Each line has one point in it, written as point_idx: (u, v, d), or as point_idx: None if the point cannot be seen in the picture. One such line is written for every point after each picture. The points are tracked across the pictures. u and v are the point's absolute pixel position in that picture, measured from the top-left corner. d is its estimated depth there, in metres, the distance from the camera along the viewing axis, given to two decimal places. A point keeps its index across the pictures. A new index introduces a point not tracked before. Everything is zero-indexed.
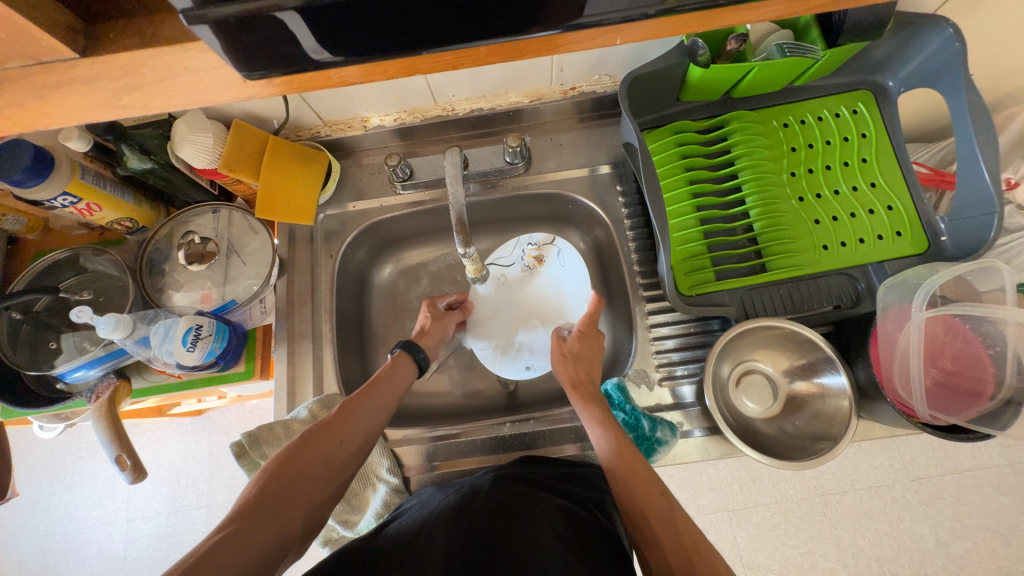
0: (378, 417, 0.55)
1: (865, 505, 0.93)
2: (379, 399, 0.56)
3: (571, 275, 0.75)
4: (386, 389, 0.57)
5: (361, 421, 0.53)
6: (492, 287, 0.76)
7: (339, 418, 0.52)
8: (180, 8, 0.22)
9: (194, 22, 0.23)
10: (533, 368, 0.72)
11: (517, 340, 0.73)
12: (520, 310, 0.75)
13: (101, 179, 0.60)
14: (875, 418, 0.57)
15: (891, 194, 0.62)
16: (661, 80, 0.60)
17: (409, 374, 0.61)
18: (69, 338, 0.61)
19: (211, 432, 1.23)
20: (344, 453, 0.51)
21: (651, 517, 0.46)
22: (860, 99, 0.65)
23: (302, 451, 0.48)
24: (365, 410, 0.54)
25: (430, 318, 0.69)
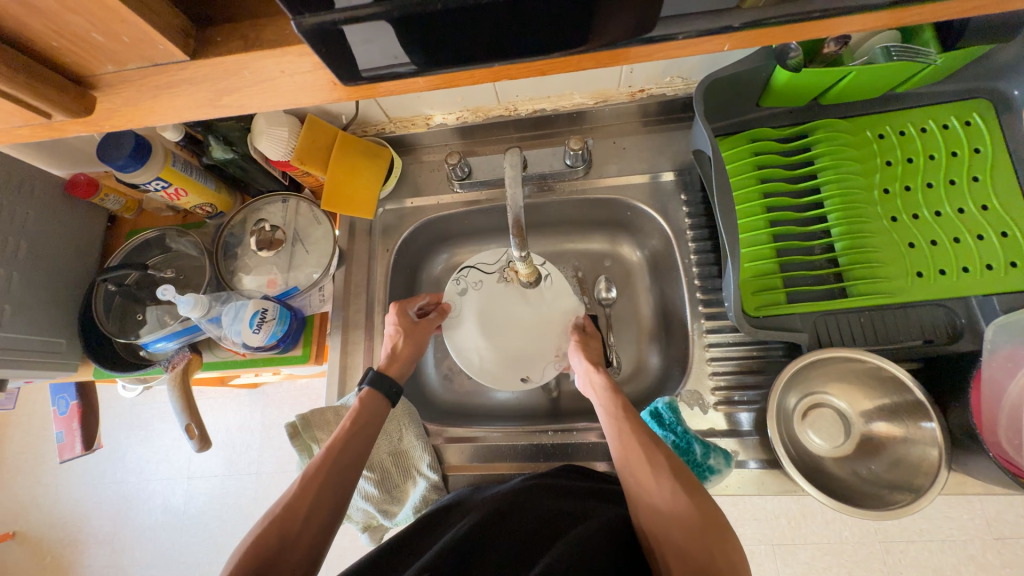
0: (346, 480, 0.53)
1: (937, 561, 0.83)
2: (346, 456, 0.54)
3: (559, 289, 0.69)
4: (353, 442, 0.55)
5: (326, 491, 0.51)
6: (470, 292, 0.69)
7: (300, 493, 0.50)
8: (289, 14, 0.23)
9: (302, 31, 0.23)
10: (529, 378, 0.65)
11: (511, 356, 0.66)
12: (505, 320, 0.68)
13: (188, 166, 0.65)
14: (968, 472, 0.50)
15: (1008, 219, 0.54)
16: (741, 84, 0.56)
17: (380, 414, 0.58)
18: (153, 311, 0.66)
19: (264, 405, 1.31)
20: (310, 531, 0.49)
21: (659, 500, 0.47)
22: (975, 109, 0.58)
23: (266, 536, 0.47)
24: (328, 479, 0.52)
25: (402, 334, 0.65)
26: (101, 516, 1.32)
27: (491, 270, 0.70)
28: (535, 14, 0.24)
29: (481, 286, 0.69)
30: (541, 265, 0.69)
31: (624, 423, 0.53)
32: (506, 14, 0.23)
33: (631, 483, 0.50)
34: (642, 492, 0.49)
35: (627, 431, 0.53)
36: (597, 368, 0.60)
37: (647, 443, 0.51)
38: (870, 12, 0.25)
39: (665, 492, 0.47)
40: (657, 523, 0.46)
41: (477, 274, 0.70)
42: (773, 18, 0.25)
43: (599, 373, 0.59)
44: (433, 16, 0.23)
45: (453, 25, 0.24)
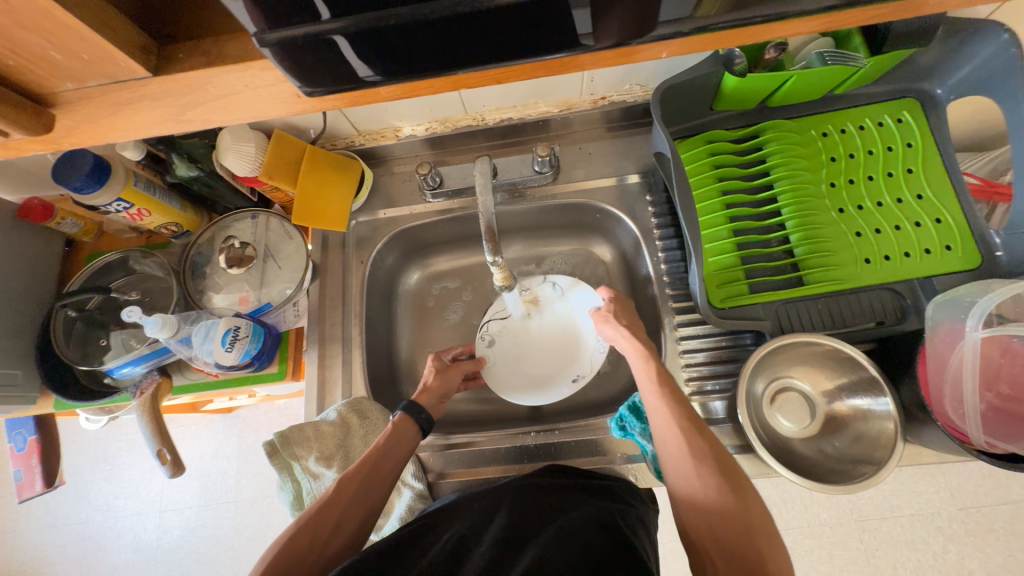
0: (372, 494, 0.53)
1: (908, 534, 0.87)
2: (375, 471, 0.54)
3: (569, 289, 0.74)
4: (384, 458, 0.54)
5: (355, 501, 0.51)
6: (498, 341, 0.72)
7: (331, 500, 0.50)
8: (250, 32, 0.24)
9: (263, 45, 0.24)
10: (582, 376, 0.69)
11: (554, 367, 0.71)
12: (535, 345, 0.72)
13: (151, 185, 0.64)
14: (922, 443, 0.54)
15: (940, 206, 0.59)
16: (695, 89, 0.59)
17: (412, 435, 0.58)
18: (118, 335, 0.64)
19: (240, 429, 1.27)
20: (336, 542, 0.49)
21: (697, 483, 0.47)
22: (905, 107, 0.63)
23: (297, 539, 0.48)
24: (358, 490, 0.52)
25: (434, 371, 0.67)
26: (65, 559, 1.24)
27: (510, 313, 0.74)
28: (492, 23, 0.25)
29: (505, 331, 0.73)
30: (545, 281, 0.74)
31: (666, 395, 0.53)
32: (464, 25, 0.25)
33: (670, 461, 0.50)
34: (680, 474, 0.48)
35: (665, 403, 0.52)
36: (625, 334, 0.60)
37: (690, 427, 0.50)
38: (801, 17, 0.27)
39: (705, 481, 0.46)
40: (698, 512, 0.46)
41: (498, 324, 0.73)
42: (719, 24, 0.27)
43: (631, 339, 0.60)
44: (387, 29, 0.24)
45: (410, 37, 0.25)
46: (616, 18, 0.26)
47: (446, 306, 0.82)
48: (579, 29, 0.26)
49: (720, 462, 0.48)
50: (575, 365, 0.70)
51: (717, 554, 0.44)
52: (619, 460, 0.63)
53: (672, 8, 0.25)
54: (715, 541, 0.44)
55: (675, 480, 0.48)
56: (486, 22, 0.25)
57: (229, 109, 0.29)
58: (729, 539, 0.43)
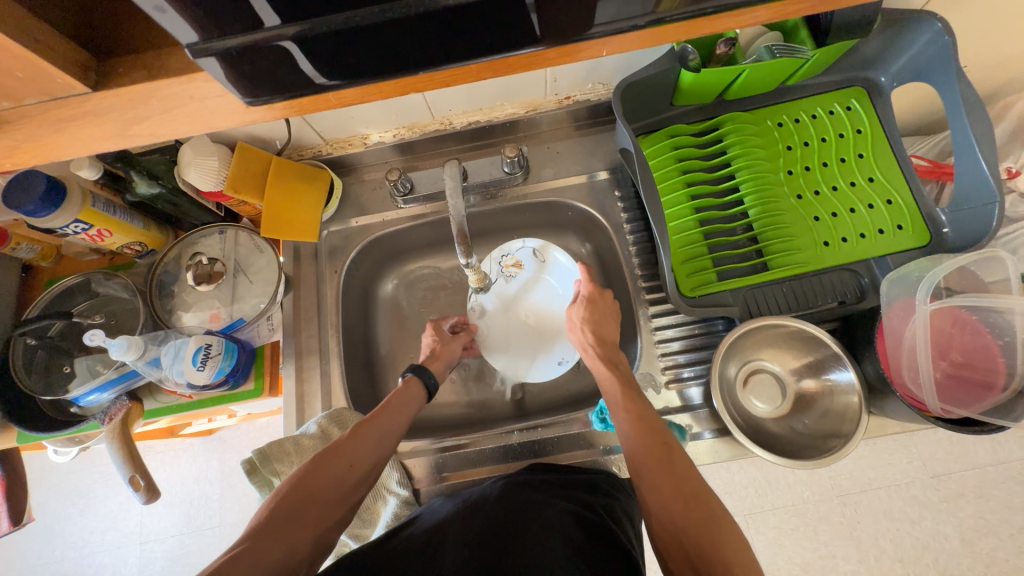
0: (383, 444, 0.55)
1: (885, 504, 0.90)
2: (385, 423, 0.57)
3: (551, 261, 0.74)
4: (393, 414, 0.58)
5: (368, 447, 0.54)
6: (490, 311, 0.74)
7: (347, 443, 0.53)
8: (186, 43, 0.24)
9: (196, 58, 0.24)
10: (566, 360, 0.70)
11: (537, 343, 0.72)
12: (521, 318, 0.73)
13: (111, 205, 0.62)
14: (886, 414, 0.56)
15: (890, 188, 0.62)
16: (654, 85, 0.61)
17: (418, 399, 0.62)
18: (83, 362, 0.62)
19: (222, 451, 1.24)
20: (348, 481, 0.51)
21: (642, 447, 0.50)
22: (853, 96, 0.66)
23: (312, 475, 0.50)
24: (371, 437, 0.54)
25: (439, 341, 0.70)
26: None
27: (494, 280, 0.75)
28: (445, 24, 0.26)
29: (495, 300, 0.74)
30: (524, 247, 0.74)
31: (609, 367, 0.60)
32: (417, 27, 0.25)
33: (641, 472, 0.49)
34: (632, 441, 0.52)
35: (629, 423, 0.53)
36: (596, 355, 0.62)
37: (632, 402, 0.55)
38: (736, 12, 0.29)
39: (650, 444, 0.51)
40: (652, 482, 0.48)
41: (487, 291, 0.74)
42: (676, 16, 0.28)
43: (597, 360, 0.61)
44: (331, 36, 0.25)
45: (366, 39, 0.26)
46: (566, 16, 0.26)
47: (425, 311, 0.81)
48: (529, 27, 0.27)
49: (685, 477, 0.48)
50: (558, 346, 0.71)
51: (678, 554, 0.44)
52: (602, 452, 0.64)
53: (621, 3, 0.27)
54: (678, 543, 0.45)
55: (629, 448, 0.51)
56: (439, 22, 0.25)
57: (180, 122, 0.29)
58: (685, 488, 0.47)
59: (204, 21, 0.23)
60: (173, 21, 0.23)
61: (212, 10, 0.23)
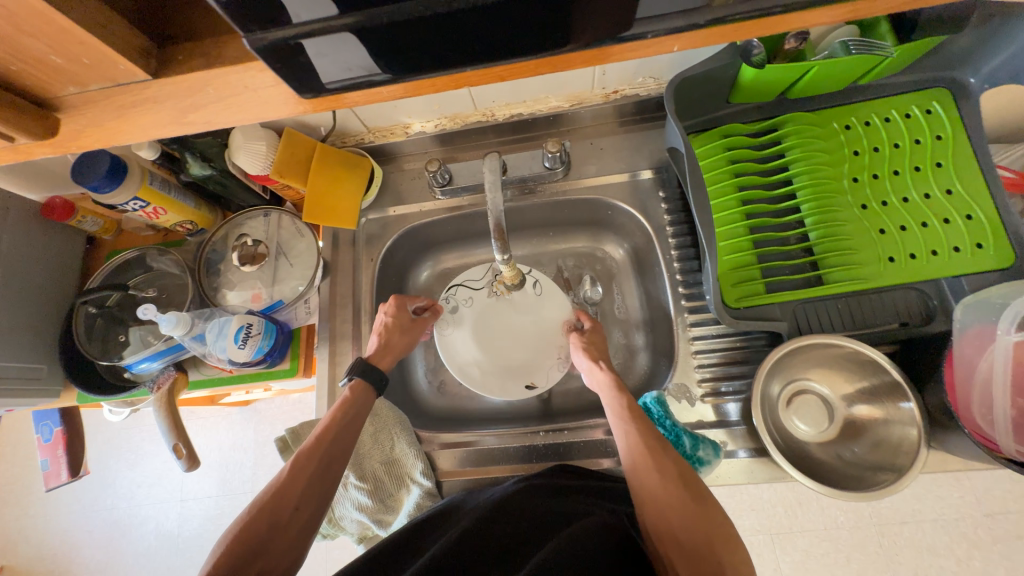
0: (331, 472, 0.53)
1: (931, 540, 0.83)
2: (329, 453, 0.54)
3: (549, 294, 0.71)
4: (336, 440, 0.54)
5: (314, 482, 0.51)
6: (462, 309, 0.71)
7: (288, 484, 0.50)
8: (243, 33, 0.23)
9: (253, 47, 0.24)
10: (534, 385, 0.67)
11: (509, 364, 0.68)
12: (498, 331, 0.70)
13: (166, 185, 0.65)
14: (948, 449, 0.52)
15: (971, 201, 0.56)
16: (711, 81, 0.57)
17: (364, 412, 0.59)
18: (136, 332, 0.65)
19: (257, 422, 1.30)
20: (297, 522, 0.49)
21: (659, 492, 0.47)
22: (935, 97, 0.60)
23: (253, 524, 0.48)
24: (315, 472, 0.52)
25: (395, 328, 0.66)
26: (92, 545, 1.29)
27: (480, 286, 0.73)
28: (497, 19, 0.24)
29: (473, 303, 0.72)
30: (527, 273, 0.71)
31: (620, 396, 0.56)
32: (468, 22, 0.24)
33: (637, 485, 0.49)
34: (642, 482, 0.49)
35: (633, 430, 0.53)
36: (601, 365, 0.60)
37: (647, 432, 0.52)
38: (823, 7, 0.26)
39: (668, 489, 0.47)
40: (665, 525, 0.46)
41: (467, 291, 0.72)
42: (750, 12, 0.26)
43: (602, 370, 0.60)
44: (383, 27, 0.24)
45: (420, 33, 0.24)
46: (628, 10, 0.25)
47: None
48: (587, 21, 0.25)
49: (678, 468, 0.48)
50: (531, 371, 0.68)
51: (682, 567, 0.43)
52: None
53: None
54: (680, 551, 0.44)
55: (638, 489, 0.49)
56: (492, 18, 0.24)
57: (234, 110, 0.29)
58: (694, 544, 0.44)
59: (259, 16, 0.23)
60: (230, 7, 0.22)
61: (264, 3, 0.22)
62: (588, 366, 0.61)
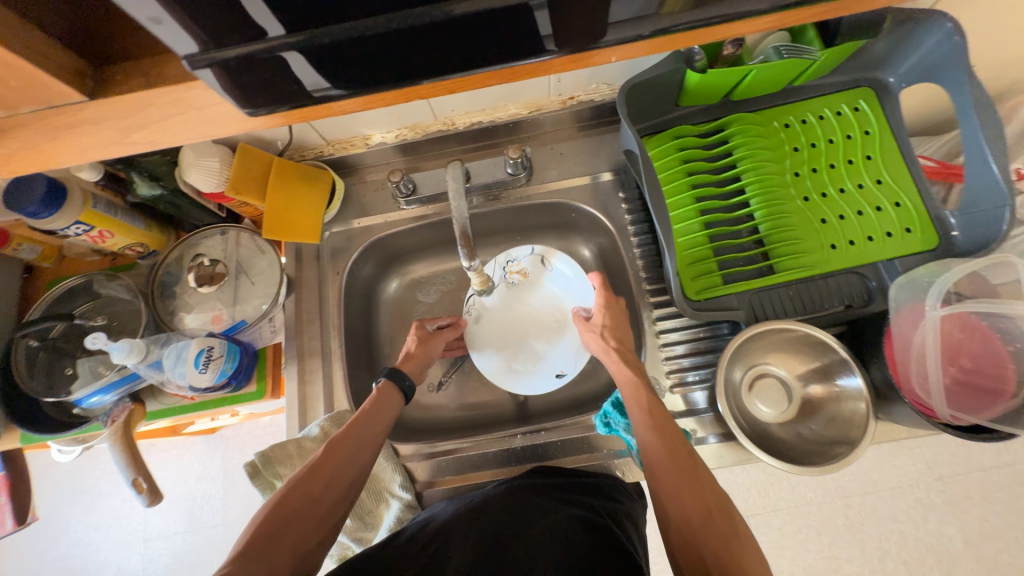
0: (363, 454, 0.54)
1: (889, 507, 0.88)
2: (362, 436, 0.55)
3: (561, 276, 0.72)
4: (369, 424, 0.56)
5: (347, 461, 0.52)
6: (484, 313, 0.73)
7: (322, 462, 0.51)
8: (181, 54, 0.24)
9: (194, 70, 0.24)
10: (564, 373, 0.68)
11: (538, 356, 0.70)
12: (522, 325, 0.72)
13: (112, 207, 0.62)
14: (893, 419, 0.56)
15: (898, 190, 0.62)
16: (660, 86, 0.60)
17: (394, 404, 0.60)
18: (85, 363, 0.62)
19: (225, 450, 1.24)
20: (329, 500, 0.50)
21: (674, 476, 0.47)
22: (860, 96, 0.65)
23: (289, 497, 0.48)
24: (347, 454, 0.52)
25: (416, 340, 0.68)
26: None
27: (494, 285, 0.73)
28: (451, 33, 0.25)
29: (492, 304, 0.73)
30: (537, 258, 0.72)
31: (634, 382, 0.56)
32: (424, 38, 0.25)
33: (656, 485, 0.48)
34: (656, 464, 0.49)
35: (650, 413, 0.53)
36: (613, 351, 0.60)
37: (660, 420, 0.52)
38: (750, 18, 0.28)
39: (683, 471, 0.48)
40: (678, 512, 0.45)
41: (484, 295, 0.73)
42: (683, 24, 0.27)
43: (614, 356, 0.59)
44: (323, 48, 0.25)
45: (377, 49, 0.25)
46: (576, 23, 0.26)
47: (427, 312, 0.81)
48: (539, 32, 0.26)
49: (698, 471, 0.48)
50: (559, 359, 0.69)
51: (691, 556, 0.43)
52: (606, 456, 0.63)
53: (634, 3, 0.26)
54: (692, 541, 0.44)
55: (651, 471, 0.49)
56: (446, 33, 0.25)
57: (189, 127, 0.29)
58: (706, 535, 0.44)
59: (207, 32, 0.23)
60: (166, 32, 0.23)
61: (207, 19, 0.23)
62: (599, 350, 0.62)
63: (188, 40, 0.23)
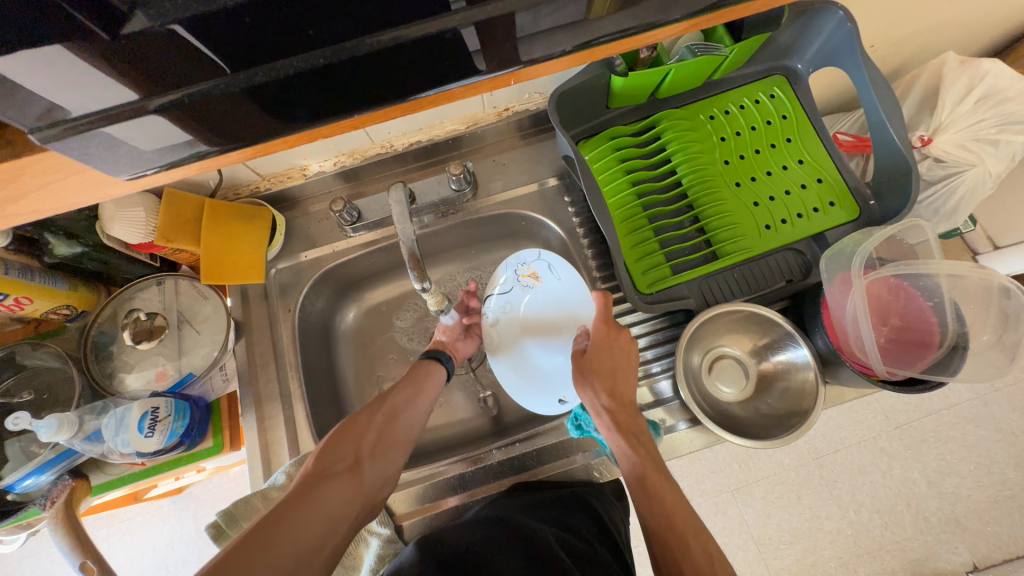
0: (411, 402, 0.61)
1: (858, 461, 0.92)
2: (410, 387, 0.62)
3: (575, 287, 0.66)
4: (416, 379, 0.63)
5: (400, 404, 0.60)
6: (500, 321, 0.67)
7: (377, 404, 0.58)
8: (28, 131, 0.23)
9: (46, 142, 0.24)
10: (568, 401, 0.64)
11: (549, 374, 0.65)
12: (535, 337, 0.66)
13: (28, 270, 0.56)
14: (840, 382, 0.59)
15: (819, 167, 0.66)
16: (588, 91, 0.62)
17: (436, 372, 0.65)
18: (13, 444, 0.56)
19: (194, 509, 1.15)
20: (387, 434, 0.57)
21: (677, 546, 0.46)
22: (775, 84, 0.69)
23: (355, 425, 0.56)
24: (398, 399, 0.60)
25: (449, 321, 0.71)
26: None
27: (509, 291, 0.68)
28: (379, 61, 0.25)
29: (508, 312, 0.68)
30: (551, 264, 0.66)
31: (632, 443, 0.53)
32: (346, 71, 0.25)
33: (660, 557, 0.46)
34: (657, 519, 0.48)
35: (650, 476, 0.51)
36: (604, 410, 0.55)
37: (661, 483, 0.50)
38: (661, 26, 0.28)
39: (686, 534, 0.47)
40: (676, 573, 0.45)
41: (500, 302, 0.68)
42: (603, 38, 0.28)
43: (606, 418, 0.55)
44: (260, 86, 0.25)
45: (308, 85, 0.26)
46: (497, 44, 0.27)
47: (389, 337, 0.79)
48: (452, 56, 0.26)
49: (703, 543, 0.47)
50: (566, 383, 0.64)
51: None
52: (583, 459, 0.64)
53: (562, 12, 0.26)
54: None
55: (655, 536, 0.47)
56: (364, 65, 0.25)
57: (89, 182, 0.29)
58: None
59: (136, 79, 0.24)
60: (29, 76, 0.22)
61: (150, 66, 0.24)
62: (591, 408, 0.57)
63: (52, 89, 0.22)
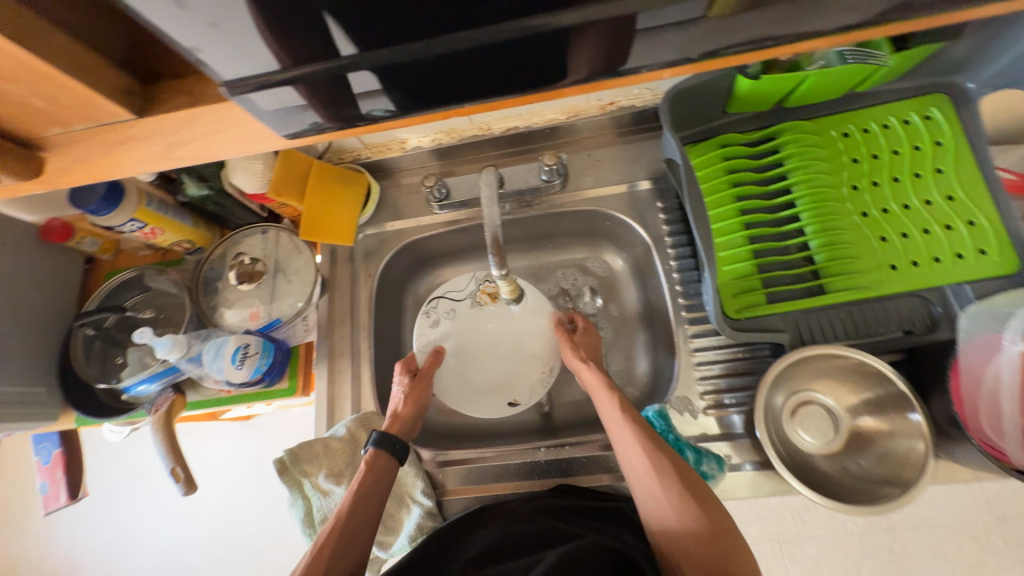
0: (354, 545, 0.53)
1: (944, 546, 0.79)
2: (352, 524, 0.54)
3: (537, 303, 0.70)
4: (359, 505, 0.55)
5: (338, 560, 0.52)
6: (444, 323, 0.70)
7: (314, 563, 0.51)
8: (221, 83, 0.30)
9: (230, 94, 0.30)
10: (516, 403, 0.67)
11: (497, 380, 0.68)
12: (478, 344, 0.69)
13: (164, 205, 0.64)
14: (954, 459, 0.52)
15: (974, 207, 0.55)
16: (704, 93, 0.58)
17: (388, 473, 0.58)
18: (134, 352, 0.65)
19: (259, 436, 1.28)
20: None
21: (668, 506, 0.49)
22: (934, 103, 0.59)
23: None
24: (336, 551, 0.52)
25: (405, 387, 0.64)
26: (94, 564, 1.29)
27: (462, 297, 0.71)
28: (508, 51, 0.30)
29: (454, 315, 0.70)
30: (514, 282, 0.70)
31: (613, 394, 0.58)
32: (476, 58, 0.30)
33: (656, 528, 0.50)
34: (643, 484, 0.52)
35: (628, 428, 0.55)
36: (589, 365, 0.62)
37: (651, 447, 0.52)
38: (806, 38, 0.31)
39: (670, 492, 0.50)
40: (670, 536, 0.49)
41: (447, 304, 0.70)
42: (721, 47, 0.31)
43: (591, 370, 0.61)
44: (400, 67, 0.30)
45: (444, 67, 0.31)
46: (611, 36, 0.29)
47: None
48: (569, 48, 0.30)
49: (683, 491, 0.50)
50: (513, 386, 0.68)
51: None
52: None
53: (684, 10, 0.28)
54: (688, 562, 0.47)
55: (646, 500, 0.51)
56: (489, 56, 0.30)
57: (243, 135, 0.35)
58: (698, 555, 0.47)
59: None
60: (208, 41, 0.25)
61: None
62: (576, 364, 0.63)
63: (224, 55, 0.26)
